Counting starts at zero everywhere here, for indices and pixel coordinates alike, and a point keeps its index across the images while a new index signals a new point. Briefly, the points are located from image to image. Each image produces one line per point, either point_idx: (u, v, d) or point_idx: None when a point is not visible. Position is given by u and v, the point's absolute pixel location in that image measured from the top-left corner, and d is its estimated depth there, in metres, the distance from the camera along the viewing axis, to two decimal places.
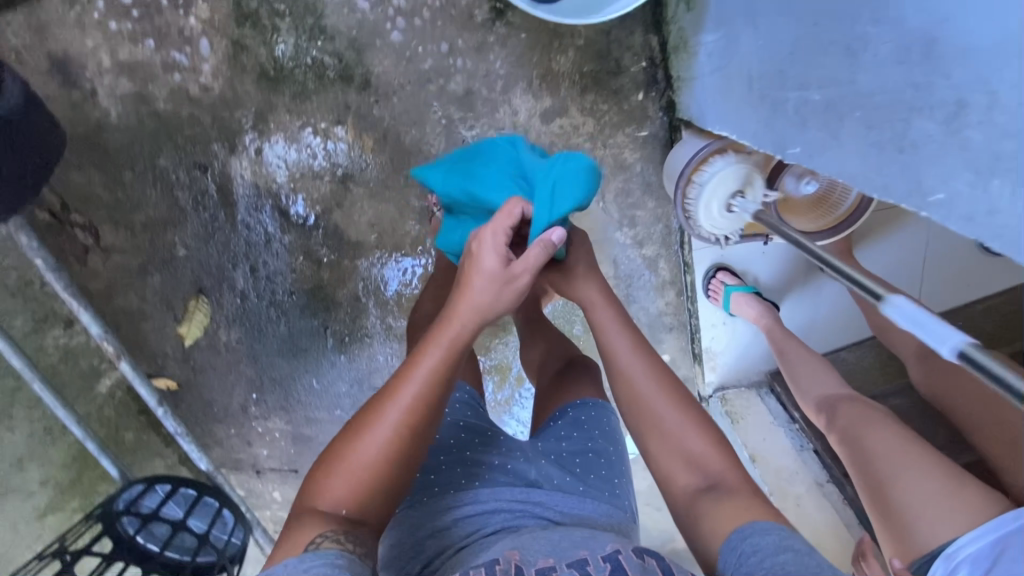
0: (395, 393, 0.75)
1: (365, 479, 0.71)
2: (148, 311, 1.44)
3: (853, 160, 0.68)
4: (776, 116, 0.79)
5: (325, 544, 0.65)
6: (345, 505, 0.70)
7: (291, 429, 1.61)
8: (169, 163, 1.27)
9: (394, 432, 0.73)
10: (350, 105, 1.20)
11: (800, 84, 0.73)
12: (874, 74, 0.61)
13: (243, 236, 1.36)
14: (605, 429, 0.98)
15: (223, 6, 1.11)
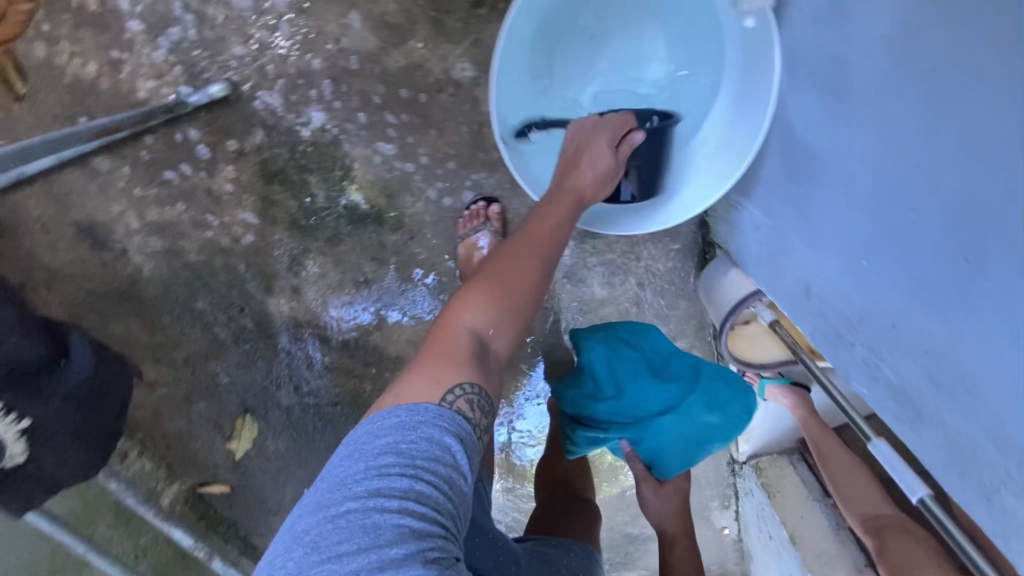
0: (518, 261, 0.77)
1: (483, 364, 0.71)
2: (197, 432, 1.43)
3: (925, 452, 0.58)
4: (805, 313, 0.78)
5: (457, 403, 0.65)
6: (486, 327, 0.73)
7: None
8: (205, 306, 1.27)
9: (494, 300, 0.73)
10: (384, 243, 1.20)
11: (866, 343, 0.64)
12: (956, 410, 0.52)
13: (284, 361, 1.38)
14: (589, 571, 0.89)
15: (249, 166, 1.10)
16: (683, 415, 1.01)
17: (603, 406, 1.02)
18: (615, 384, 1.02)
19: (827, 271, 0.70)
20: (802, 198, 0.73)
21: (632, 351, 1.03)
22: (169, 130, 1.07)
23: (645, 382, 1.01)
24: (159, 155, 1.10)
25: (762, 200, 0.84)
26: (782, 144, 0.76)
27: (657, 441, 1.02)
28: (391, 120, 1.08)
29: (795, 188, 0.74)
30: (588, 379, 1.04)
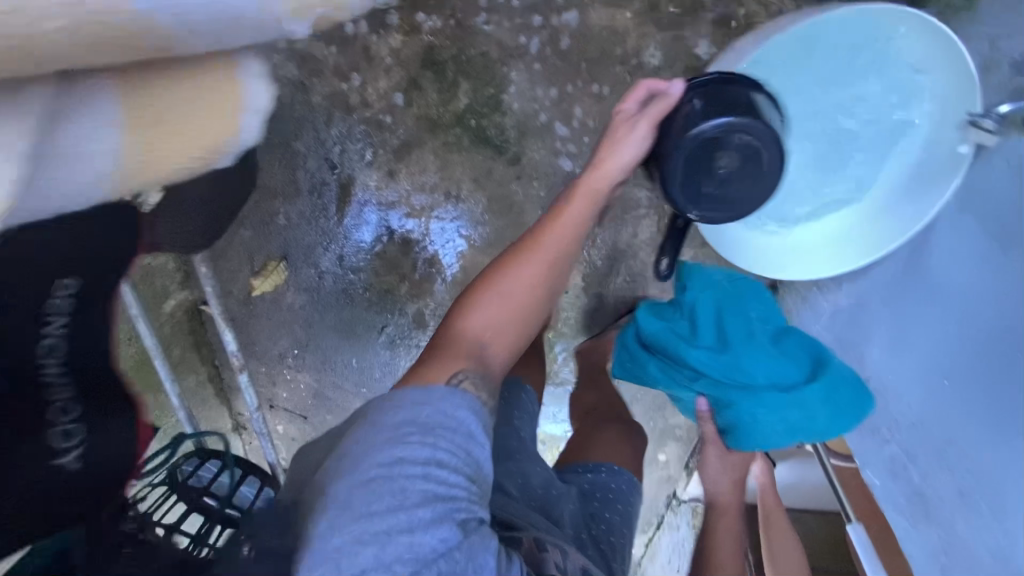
0: (526, 268, 0.83)
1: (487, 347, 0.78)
2: (229, 252, 1.43)
3: (950, 507, 0.85)
4: (883, 413, 0.97)
5: (463, 384, 0.69)
6: (488, 329, 0.79)
7: (315, 385, 1.59)
8: (303, 148, 1.30)
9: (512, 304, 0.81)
10: (492, 171, 1.25)
11: (917, 423, 0.90)
12: (993, 486, 0.78)
13: (343, 228, 1.41)
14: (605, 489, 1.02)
15: (416, 45, 1.15)
16: (778, 394, 0.98)
17: (701, 353, 1.01)
18: (714, 336, 1.03)
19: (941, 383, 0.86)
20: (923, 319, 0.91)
21: (738, 312, 1.04)
22: None
23: (754, 346, 1.01)
24: None
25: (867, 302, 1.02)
26: (909, 256, 0.98)
27: (757, 412, 1.00)
28: (560, 68, 1.15)
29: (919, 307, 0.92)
30: (682, 319, 1.06)
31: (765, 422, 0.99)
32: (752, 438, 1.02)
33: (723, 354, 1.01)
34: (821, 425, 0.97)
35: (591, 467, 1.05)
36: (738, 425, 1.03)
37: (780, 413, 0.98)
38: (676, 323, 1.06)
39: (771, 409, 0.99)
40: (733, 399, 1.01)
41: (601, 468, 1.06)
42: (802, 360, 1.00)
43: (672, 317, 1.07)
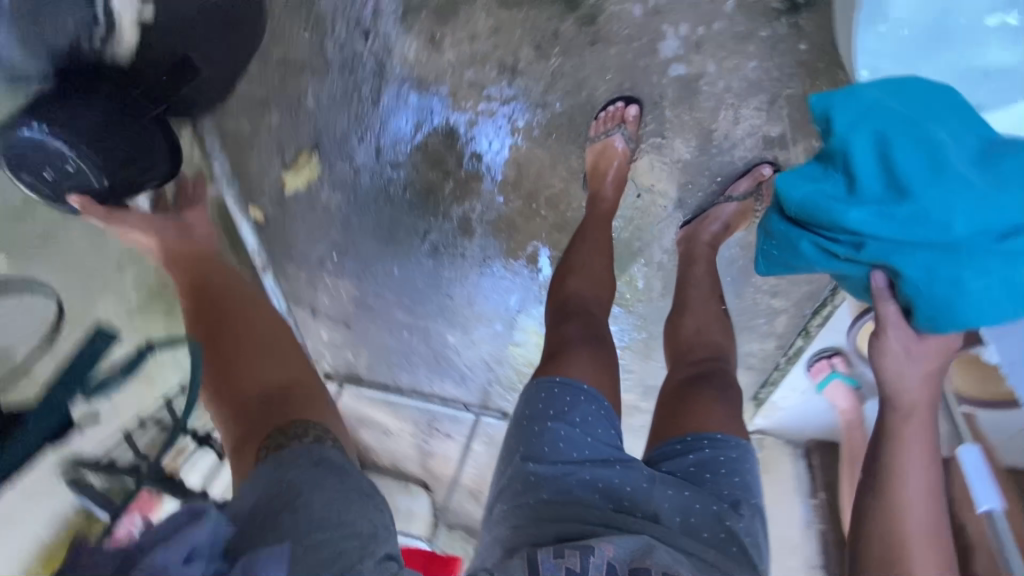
0: (240, 330, 0.86)
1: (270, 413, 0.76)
2: (257, 144, 1.28)
3: None
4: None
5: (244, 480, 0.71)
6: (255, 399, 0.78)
7: (357, 294, 1.45)
8: (331, 11, 1.12)
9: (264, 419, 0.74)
10: (559, 35, 1.05)
11: None
12: None
13: (379, 114, 1.20)
14: (732, 472, 0.70)
15: None
16: (1010, 249, 0.59)
17: (861, 206, 0.64)
18: (887, 185, 0.64)
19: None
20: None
21: (923, 142, 0.63)
22: None
23: (953, 172, 0.61)
24: None
25: None
26: None
27: (983, 281, 0.59)
28: None
29: None
30: (838, 175, 0.68)
31: (981, 293, 0.59)
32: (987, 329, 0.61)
33: (899, 208, 0.62)
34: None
35: (695, 442, 0.73)
36: (942, 305, 0.62)
37: (1015, 278, 0.59)
38: (830, 182, 0.68)
39: (1005, 268, 0.59)
40: (922, 273, 0.62)
41: (710, 440, 0.73)
42: None
43: (821, 174, 0.69)
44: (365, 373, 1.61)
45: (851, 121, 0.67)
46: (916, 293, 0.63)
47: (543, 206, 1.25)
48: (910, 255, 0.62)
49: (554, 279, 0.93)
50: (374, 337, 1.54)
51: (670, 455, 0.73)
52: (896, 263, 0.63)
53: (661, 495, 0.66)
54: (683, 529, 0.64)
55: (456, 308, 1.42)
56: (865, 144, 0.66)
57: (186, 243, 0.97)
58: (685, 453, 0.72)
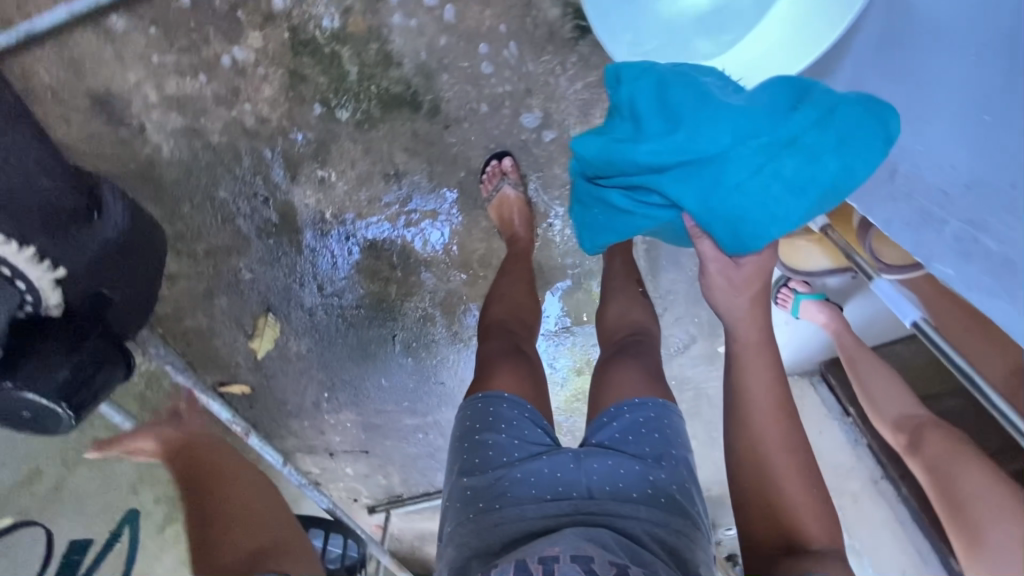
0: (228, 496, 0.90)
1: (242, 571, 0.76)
2: (218, 328, 1.42)
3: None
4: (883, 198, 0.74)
5: None
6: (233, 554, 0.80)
7: (362, 419, 1.56)
8: (228, 195, 1.22)
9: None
10: (418, 132, 1.13)
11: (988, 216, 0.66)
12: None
13: (308, 257, 1.33)
14: (661, 432, 0.78)
15: (277, 34, 1.01)
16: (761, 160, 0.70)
17: (647, 144, 0.75)
18: (661, 120, 0.76)
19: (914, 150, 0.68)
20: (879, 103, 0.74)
21: (684, 85, 0.76)
22: None
23: (704, 107, 0.73)
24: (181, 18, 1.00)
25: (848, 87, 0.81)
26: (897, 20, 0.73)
27: (748, 188, 0.71)
28: None
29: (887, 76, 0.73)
30: (624, 122, 0.80)
31: (756, 198, 0.71)
32: (762, 232, 0.72)
33: (674, 136, 0.73)
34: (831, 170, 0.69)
35: (613, 413, 0.80)
36: (727, 219, 0.73)
37: (769, 181, 0.70)
38: (619, 130, 0.80)
39: (758, 173, 0.71)
40: (701, 193, 0.73)
41: (628, 405, 0.80)
42: (784, 99, 0.71)
43: (612, 128, 0.82)
44: (401, 489, 1.74)
45: (634, 76, 0.80)
46: (702, 215, 0.74)
47: (477, 270, 1.33)
48: (691, 178, 0.73)
49: (480, 306, 1.04)
50: (392, 451, 1.65)
51: (596, 429, 0.80)
52: (683, 190, 0.73)
53: (589, 469, 0.74)
54: (613, 495, 0.71)
55: (451, 392, 1.49)
56: (643, 96, 0.78)
57: (179, 432, 1.04)
58: (608, 423, 0.80)
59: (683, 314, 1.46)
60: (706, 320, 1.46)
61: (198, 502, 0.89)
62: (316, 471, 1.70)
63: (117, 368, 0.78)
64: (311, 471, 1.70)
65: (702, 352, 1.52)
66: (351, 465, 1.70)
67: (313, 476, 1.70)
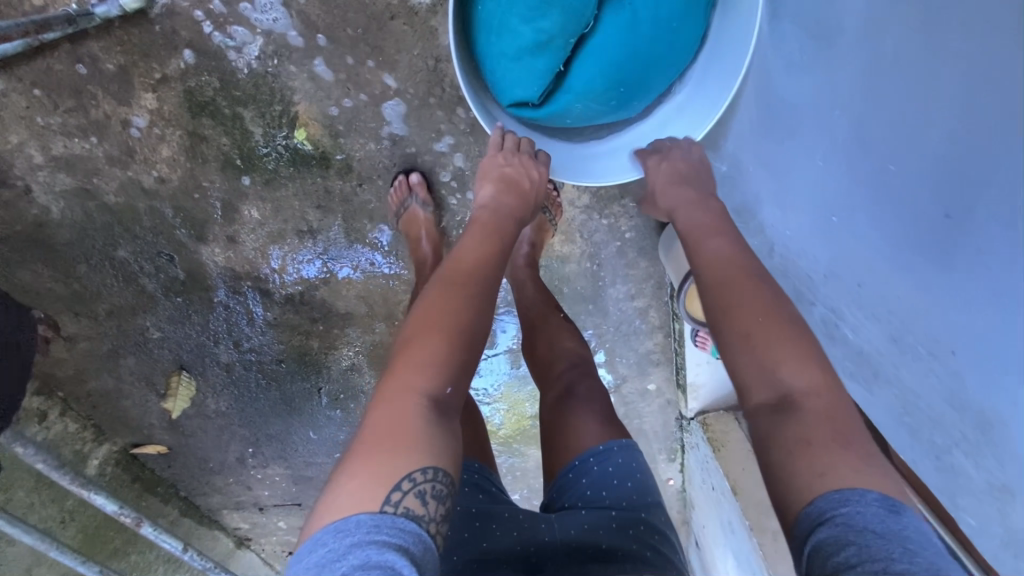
0: (439, 315, 0.69)
1: (435, 437, 0.62)
2: (127, 390, 1.32)
3: (881, 413, 0.58)
4: (767, 271, 0.77)
5: (405, 501, 0.58)
6: (444, 387, 0.66)
7: (291, 472, 1.51)
8: (129, 255, 1.15)
9: (413, 447, 0.61)
10: (331, 190, 1.10)
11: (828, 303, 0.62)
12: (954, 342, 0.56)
13: (221, 315, 1.26)
14: (636, 478, 0.78)
15: (172, 96, 0.96)
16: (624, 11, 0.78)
17: None
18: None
19: (787, 232, 0.68)
20: (751, 179, 0.75)
21: None
22: (73, 48, 0.91)
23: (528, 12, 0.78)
24: (64, 80, 0.94)
25: (732, 155, 0.81)
26: (760, 92, 0.70)
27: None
28: (336, 51, 0.96)
29: (757, 149, 0.72)
30: None
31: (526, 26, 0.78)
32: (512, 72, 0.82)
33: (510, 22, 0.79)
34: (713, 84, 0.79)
35: (581, 463, 0.78)
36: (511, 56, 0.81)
37: (511, 33, 0.79)
38: None
39: (607, 69, 0.80)
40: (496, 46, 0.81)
41: (593, 455, 0.78)
42: None
43: None
44: None
45: None
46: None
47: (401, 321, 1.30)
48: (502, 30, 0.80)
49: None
50: None
51: (564, 486, 0.78)
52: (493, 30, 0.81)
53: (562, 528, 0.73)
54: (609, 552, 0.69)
55: None
56: None
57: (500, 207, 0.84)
58: (578, 475, 0.78)
59: (613, 355, 1.47)
60: (635, 360, 1.48)
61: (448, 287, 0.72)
62: (245, 527, 1.61)
63: None
64: (240, 527, 1.62)
65: (633, 391, 1.54)
66: (283, 519, 1.62)
67: (242, 531, 1.61)
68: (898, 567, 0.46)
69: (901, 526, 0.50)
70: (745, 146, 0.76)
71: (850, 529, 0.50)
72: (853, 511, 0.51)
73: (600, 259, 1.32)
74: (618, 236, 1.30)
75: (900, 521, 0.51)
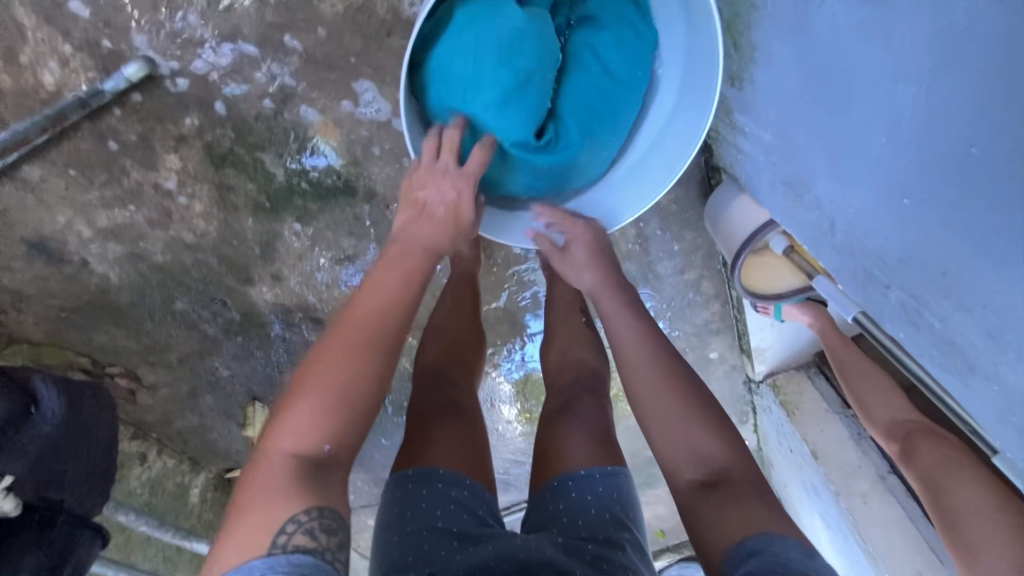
0: (329, 359, 0.68)
1: (317, 487, 0.62)
2: (210, 424, 1.39)
3: (978, 403, 0.52)
4: (828, 250, 0.69)
5: (293, 540, 0.59)
6: (321, 444, 0.64)
7: (371, 475, 1.52)
8: (187, 306, 1.20)
9: (290, 497, 0.61)
10: (361, 216, 1.09)
11: (904, 285, 0.56)
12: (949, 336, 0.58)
13: (280, 346, 1.30)
14: (614, 507, 0.76)
15: (193, 153, 0.97)
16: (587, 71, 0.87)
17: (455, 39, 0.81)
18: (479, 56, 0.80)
19: (848, 211, 0.62)
20: (798, 153, 0.68)
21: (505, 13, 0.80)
22: (94, 125, 0.93)
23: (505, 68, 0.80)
24: (93, 157, 0.97)
25: (773, 125, 0.73)
26: (795, 49, 0.63)
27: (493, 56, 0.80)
28: (339, 79, 0.92)
29: (802, 121, 0.65)
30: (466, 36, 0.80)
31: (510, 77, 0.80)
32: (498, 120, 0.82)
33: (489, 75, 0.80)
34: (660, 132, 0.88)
35: (560, 491, 0.78)
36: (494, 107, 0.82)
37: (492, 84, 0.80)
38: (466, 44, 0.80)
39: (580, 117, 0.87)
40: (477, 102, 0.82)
41: (573, 485, 0.78)
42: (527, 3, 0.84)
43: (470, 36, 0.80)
44: None
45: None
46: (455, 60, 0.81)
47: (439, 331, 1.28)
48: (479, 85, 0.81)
49: (418, 346, 1.01)
50: None
51: (541, 508, 0.78)
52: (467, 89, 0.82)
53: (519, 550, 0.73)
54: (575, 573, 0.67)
55: None
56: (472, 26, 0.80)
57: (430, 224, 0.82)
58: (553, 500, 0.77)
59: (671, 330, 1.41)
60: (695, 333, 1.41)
61: (344, 328, 0.70)
62: None
63: (92, 544, 0.83)
64: None
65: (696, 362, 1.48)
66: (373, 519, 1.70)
67: None
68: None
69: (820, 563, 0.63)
70: (786, 117, 0.68)
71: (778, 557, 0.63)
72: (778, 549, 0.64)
73: (644, 238, 1.26)
74: (659, 212, 1.23)
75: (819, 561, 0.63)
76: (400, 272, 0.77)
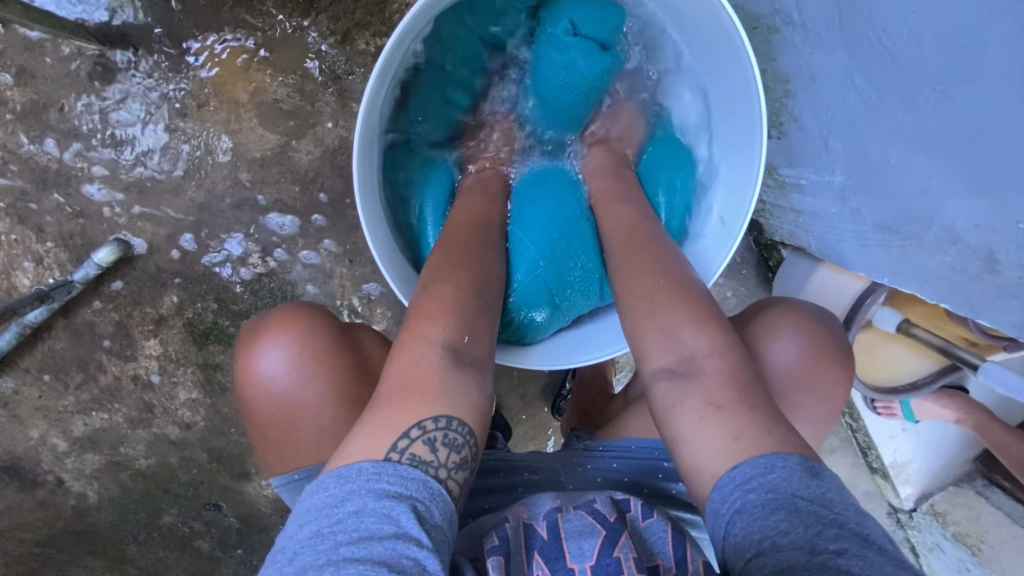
0: (453, 259, 0.61)
1: (463, 386, 0.54)
2: None
3: None
4: (994, 293, 0.47)
5: (413, 448, 0.49)
6: (461, 335, 0.56)
7: None
8: (176, 518, 0.99)
9: (441, 390, 0.52)
10: None
11: None
12: None
13: None
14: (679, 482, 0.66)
15: (174, 334, 0.86)
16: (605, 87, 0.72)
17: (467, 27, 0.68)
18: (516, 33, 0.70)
19: (1016, 228, 0.43)
20: (898, 177, 0.51)
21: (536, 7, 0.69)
22: (68, 320, 0.84)
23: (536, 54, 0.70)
24: (68, 357, 0.87)
25: (843, 161, 0.57)
26: (857, 42, 0.49)
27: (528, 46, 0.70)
28: (323, 227, 0.83)
29: (893, 131, 0.49)
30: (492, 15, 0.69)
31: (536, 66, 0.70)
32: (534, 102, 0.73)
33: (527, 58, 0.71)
34: (672, 168, 0.70)
35: (645, 463, 0.67)
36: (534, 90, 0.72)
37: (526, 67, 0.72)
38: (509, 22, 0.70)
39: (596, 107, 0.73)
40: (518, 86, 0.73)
41: (662, 472, 0.66)
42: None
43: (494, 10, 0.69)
44: None
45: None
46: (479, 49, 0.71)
47: None
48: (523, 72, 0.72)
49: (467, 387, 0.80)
50: None
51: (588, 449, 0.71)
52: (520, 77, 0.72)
53: (531, 529, 0.57)
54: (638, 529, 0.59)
55: None
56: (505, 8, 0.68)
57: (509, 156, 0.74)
58: (631, 465, 0.67)
59: None
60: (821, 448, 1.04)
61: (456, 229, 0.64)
62: None
63: None
64: None
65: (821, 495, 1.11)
66: None
67: None
68: (828, 532, 0.42)
69: (824, 488, 0.46)
70: (863, 138, 0.53)
71: (783, 493, 0.45)
72: (775, 478, 0.47)
73: None
74: None
75: (823, 484, 0.46)
76: (481, 183, 0.70)
